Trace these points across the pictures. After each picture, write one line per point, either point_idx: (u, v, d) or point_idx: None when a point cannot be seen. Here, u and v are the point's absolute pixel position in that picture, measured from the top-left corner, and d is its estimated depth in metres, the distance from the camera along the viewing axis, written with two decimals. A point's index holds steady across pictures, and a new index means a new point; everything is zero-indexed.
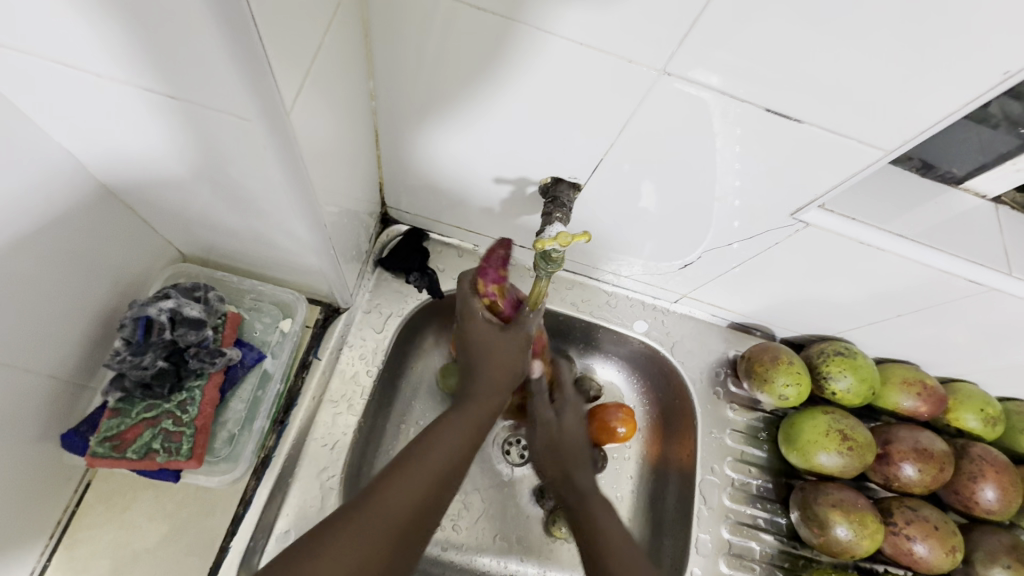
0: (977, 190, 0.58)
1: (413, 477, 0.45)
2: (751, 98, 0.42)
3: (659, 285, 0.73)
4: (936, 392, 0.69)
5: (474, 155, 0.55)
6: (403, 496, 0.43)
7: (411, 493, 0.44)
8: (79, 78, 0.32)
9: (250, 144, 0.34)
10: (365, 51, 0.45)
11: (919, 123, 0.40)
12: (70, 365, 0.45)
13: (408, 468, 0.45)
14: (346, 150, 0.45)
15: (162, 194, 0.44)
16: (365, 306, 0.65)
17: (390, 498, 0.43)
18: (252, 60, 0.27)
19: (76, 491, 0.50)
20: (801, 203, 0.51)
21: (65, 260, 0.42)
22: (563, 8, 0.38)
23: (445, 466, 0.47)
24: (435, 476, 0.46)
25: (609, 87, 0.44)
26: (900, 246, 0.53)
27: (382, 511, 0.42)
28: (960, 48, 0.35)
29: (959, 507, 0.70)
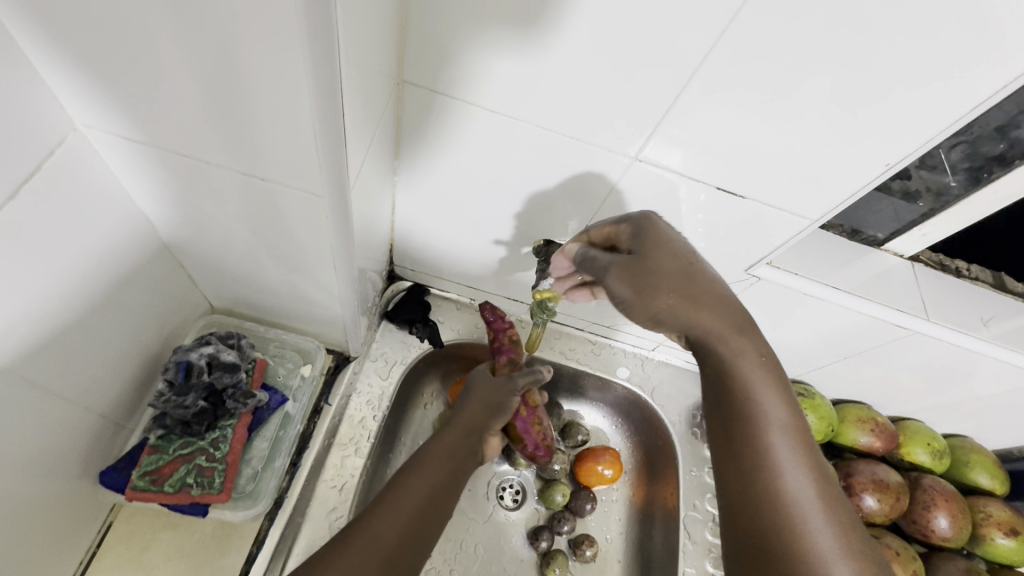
0: (896, 251, 0.69)
1: (395, 505, 0.48)
2: (705, 179, 0.53)
3: (638, 334, 0.81)
4: (886, 428, 0.78)
5: (477, 221, 0.64)
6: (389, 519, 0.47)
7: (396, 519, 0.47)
8: (182, 162, 0.40)
9: (309, 214, 0.42)
10: (396, 139, 0.55)
11: (835, 198, 0.51)
12: (114, 407, 0.50)
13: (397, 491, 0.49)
14: (376, 216, 0.53)
15: (215, 253, 0.51)
16: (373, 355, 0.70)
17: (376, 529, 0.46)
18: (334, 153, 0.36)
19: (98, 532, 0.52)
20: (752, 260, 0.61)
21: (125, 310, 0.48)
22: (555, 108, 0.49)
23: (427, 491, 0.51)
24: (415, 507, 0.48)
25: (592, 168, 0.54)
26: (838, 297, 0.63)
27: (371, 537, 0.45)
28: (857, 146, 0.47)
29: (919, 536, 0.76)
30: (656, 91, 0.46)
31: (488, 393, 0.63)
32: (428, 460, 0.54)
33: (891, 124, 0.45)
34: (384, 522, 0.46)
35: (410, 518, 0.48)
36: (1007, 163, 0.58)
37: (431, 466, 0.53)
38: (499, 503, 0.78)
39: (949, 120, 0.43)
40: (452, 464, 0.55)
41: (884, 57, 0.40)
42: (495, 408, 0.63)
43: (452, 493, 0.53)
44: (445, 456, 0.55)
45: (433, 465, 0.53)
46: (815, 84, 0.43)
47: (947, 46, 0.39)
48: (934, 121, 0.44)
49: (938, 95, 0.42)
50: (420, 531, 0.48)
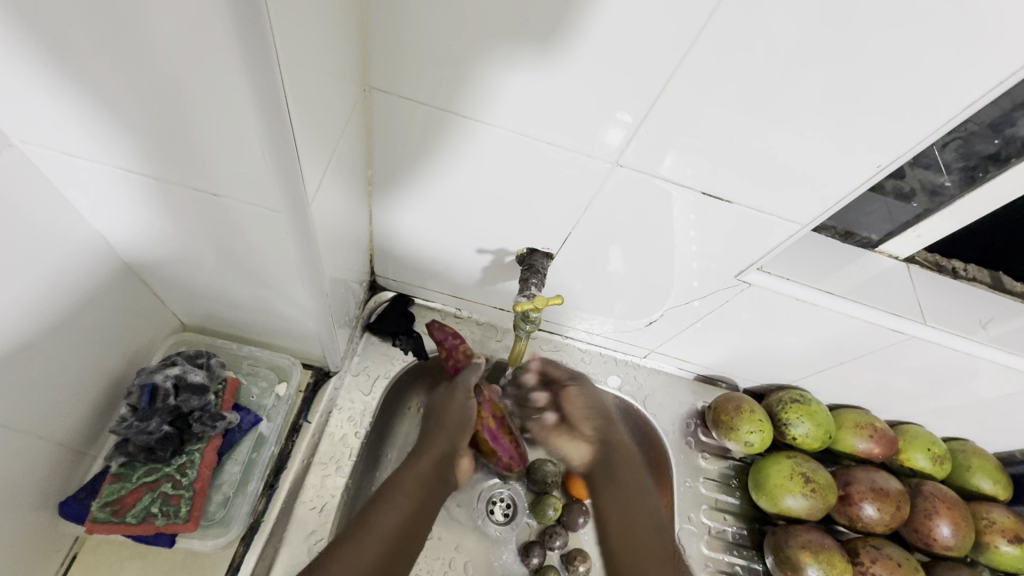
0: (891, 252, 0.67)
1: (362, 541, 0.56)
2: (691, 183, 0.51)
3: (629, 341, 0.79)
4: (886, 434, 0.76)
5: (457, 230, 0.62)
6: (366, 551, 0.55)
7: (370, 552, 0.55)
8: (133, 178, 0.38)
9: (270, 229, 0.40)
10: (367, 148, 0.53)
11: (825, 201, 0.49)
12: (74, 434, 0.48)
13: (364, 533, 0.57)
14: (347, 228, 0.51)
15: (178, 270, 0.49)
16: (354, 369, 0.68)
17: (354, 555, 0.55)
18: (289, 166, 0.34)
19: (63, 563, 0.50)
20: (742, 266, 0.59)
21: (83, 332, 0.46)
22: (530, 113, 0.47)
23: (394, 529, 0.58)
24: (385, 541, 0.57)
25: (572, 175, 0.52)
26: (831, 302, 0.61)
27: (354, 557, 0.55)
28: (843, 148, 0.45)
29: (921, 545, 0.74)
30: (633, 94, 0.44)
31: (452, 412, 0.67)
32: (398, 492, 0.61)
33: (878, 124, 0.43)
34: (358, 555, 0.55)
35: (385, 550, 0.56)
36: (1002, 162, 0.56)
37: (402, 500, 0.60)
38: (489, 518, 0.75)
39: (938, 119, 0.42)
40: (421, 492, 0.61)
41: (867, 54, 0.38)
42: (460, 424, 0.66)
43: (421, 522, 0.60)
44: (414, 487, 0.62)
45: (402, 499, 0.60)
46: (798, 84, 0.41)
47: (933, 43, 0.37)
48: (923, 120, 0.42)
49: (926, 93, 0.40)
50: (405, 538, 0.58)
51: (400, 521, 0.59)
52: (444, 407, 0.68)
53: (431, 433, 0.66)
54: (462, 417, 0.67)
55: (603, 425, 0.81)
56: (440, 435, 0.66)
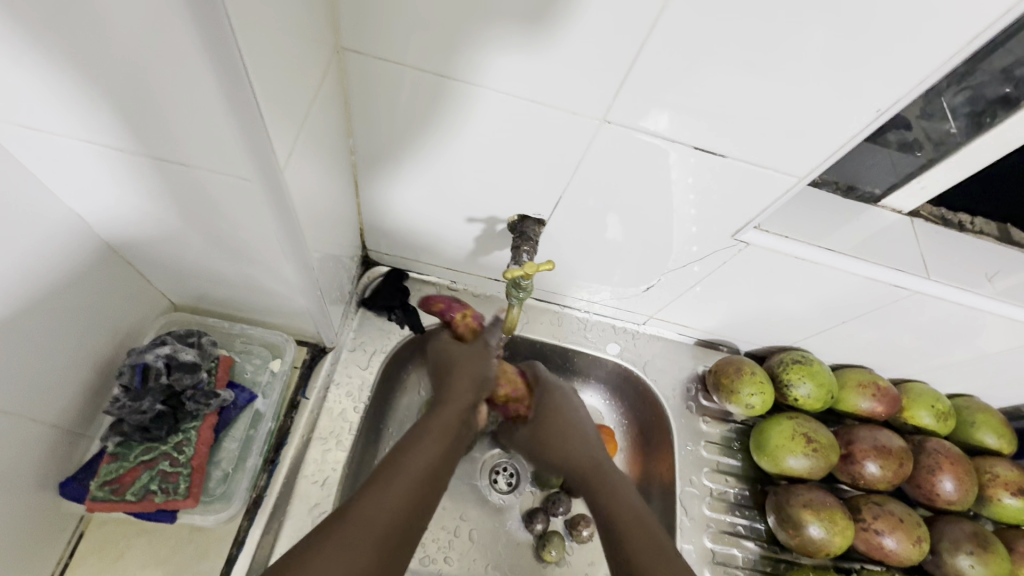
0: (894, 206, 0.65)
1: (393, 483, 0.49)
2: (684, 139, 0.48)
3: (627, 308, 0.78)
4: (889, 392, 0.75)
5: (445, 200, 0.60)
6: (394, 496, 0.48)
7: (399, 494, 0.48)
8: (96, 149, 0.37)
9: (244, 198, 0.39)
10: (347, 116, 0.51)
11: (823, 151, 0.47)
12: (70, 415, 0.48)
13: (393, 468, 0.50)
14: (330, 199, 0.50)
15: (161, 249, 0.48)
16: (351, 345, 0.68)
17: (374, 505, 0.46)
18: (253, 130, 0.32)
19: (70, 541, 0.51)
20: (739, 225, 0.58)
21: (69, 315, 0.45)
22: (504, 65, 0.44)
23: (429, 465, 0.52)
24: (417, 483, 0.50)
25: (560, 136, 0.50)
26: (833, 259, 0.59)
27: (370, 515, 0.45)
28: (845, 95, 0.43)
29: (923, 500, 0.74)
30: (618, 44, 0.41)
31: (474, 366, 0.65)
32: (425, 437, 0.55)
33: (878, 67, 0.40)
34: (388, 492, 0.48)
35: (415, 496, 0.49)
36: (1012, 104, 0.54)
37: (433, 437, 0.55)
38: (492, 486, 0.76)
39: (942, 59, 0.39)
40: (450, 437, 0.57)
41: None
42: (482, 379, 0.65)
43: (444, 472, 0.54)
44: (443, 432, 0.57)
45: (432, 441, 0.55)
46: (793, 29, 0.39)
47: None
48: (925, 59, 0.39)
49: (929, 31, 0.38)
50: (434, 484, 0.52)
51: (431, 463, 0.53)
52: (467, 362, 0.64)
53: (454, 384, 0.62)
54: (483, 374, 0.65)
55: (642, 404, 0.81)
56: (461, 387, 0.62)
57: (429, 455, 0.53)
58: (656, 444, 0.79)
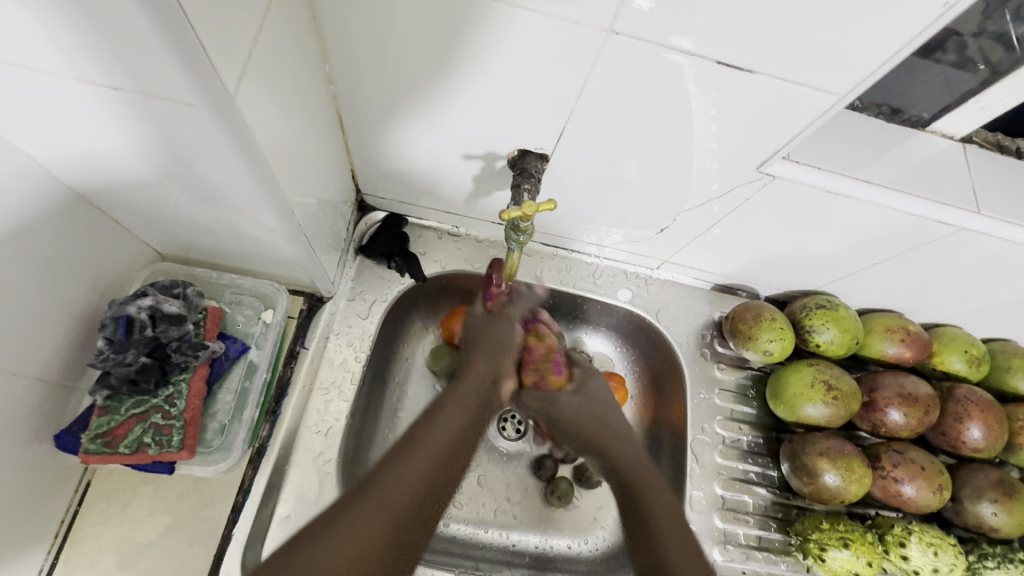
0: (944, 132, 0.58)
1: (414, 459, 0.47)
2: (703, 52, 0.42)
3: (640, 252, 0.74)
4: (920, 337, 0.70)
5: (438, 134, 0.55)
6: (409, 481, 0.46)
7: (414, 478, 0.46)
8: (24, 78, 0.32)
9: (201, 131, 0.34)
10: (318, 36, 0.45)
11: (868, 63, 0.40)
12: (56, 368, 0.47)
13: (415, 453, 0.48)
14: (305, 134, 0.45)
15: (133, 196, 0.45)
16: (349, 294, 0.65)
17: (394, 484, 0.45)
18: (185, 44, 0.28)
19: (77, 491, 0.51)
20: (766, 155, 0.51)
21: (39, 266, 0.43)
22: None
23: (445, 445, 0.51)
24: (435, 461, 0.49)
25: (561, 55, 0.44)
26: (869, 193, 0.53)
27: (386, 496, 0.44)
28: None
29: (947, 448, 0.71)
30: None
31: (491, 337, 0.61)
32: (443, 411, 0.54)
33: None
34: (407, 470, 0.46)
35: (425, 478, 0.48)
36: None
37: (453, 418, 0.53)
38: (501, 434, 0.75)
39: None
40: (466, 422, 0.55)
41: None
42: (499, 350, 0.60)
43: (454, 449, 0.53)
44: (461, 407, 0.55)
45: (451, 414, 0.54)
46: None
47: None
48: None
49: None
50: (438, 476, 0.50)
51: (449, 438, 0.52)
52: (487, 337, 0.61)
53: (475, 359, 0.59)
54: (502, 342, 0.61)
55: (659, 357, 0.78)
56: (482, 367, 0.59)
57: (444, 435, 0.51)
58: (670, 396, 0.77)
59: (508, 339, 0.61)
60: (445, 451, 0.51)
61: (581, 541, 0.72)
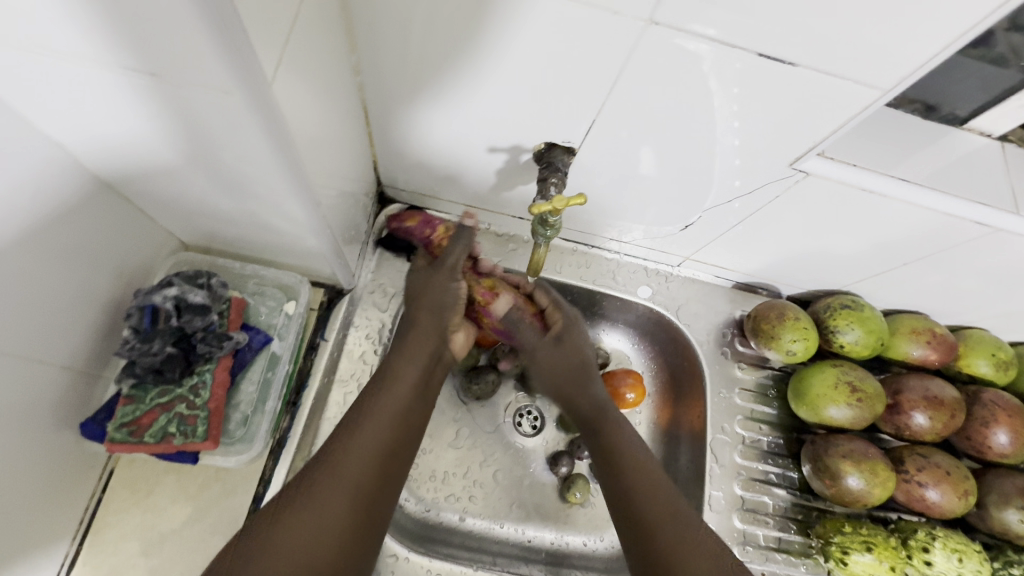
0: (981, 130, 0.57)
1: (363, 431, 0.46)
2: (743, 44, 0.41)
3: (661, 249, 0.73)
4: (946, 339, 0.69)
5: (463, 126, 0.54)
6: (359, 454, 0.45)
7: (367, 450, 0.45)
8: (59, 63, 0.32)
9: (233, 119, 0.34)
10: (347, 25, 0.45)
11: (915, 57, 0.39)
12: (81, 356, 0.47)
13: (364, 421, 0.47)
14: (332, 125, 0.45)
15: (161, 185, 0.45)
16: (369, 286, 0.65)
17: (343, 460, 0.44)
18: (226, 31, 0.27)
19: (101, 478, 0.52)
20: (800, 151, 0.50)
21: (66, 254, 0.43)
22: None
23: (401, 409, 0.49)
24: (389, 428, 0.47)
25: (594, 45, 0.43)
26: (904, 191, 0.52)
27: (335, 472, 0.43)
28: None
29: (972, 453, 0.70)
30: None
31: (437, 294, 0.55)
32: (394, 381, 0.50)
33: None
34: (356, 444, 0.45)
35: (382, 447, 0.46)
36: None
37: (398, 381, 0.50)
38: (516, 429, 0.75)
39: None
40: (419, 381, 0.52)
41: None
42: (447, 306, 0.55)
43: (421, 410, 0.51)
44: (411, 366, 0.52)
45: (397, 386, 0.50)
46: None
47: None
48: None
49: None
50: (403, 442, 0.48)
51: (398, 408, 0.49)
52: (427, 290, 0.56)
53: (416, 316, 0.55)
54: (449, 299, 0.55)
55: (678, 354, 0.77)
56: (427, 322, 0.55)
57: (397, 399, 0.49)
58: (688, 393, 0.76)
59: (454, 294, 0.56)
60: (406, 412, 0.49)
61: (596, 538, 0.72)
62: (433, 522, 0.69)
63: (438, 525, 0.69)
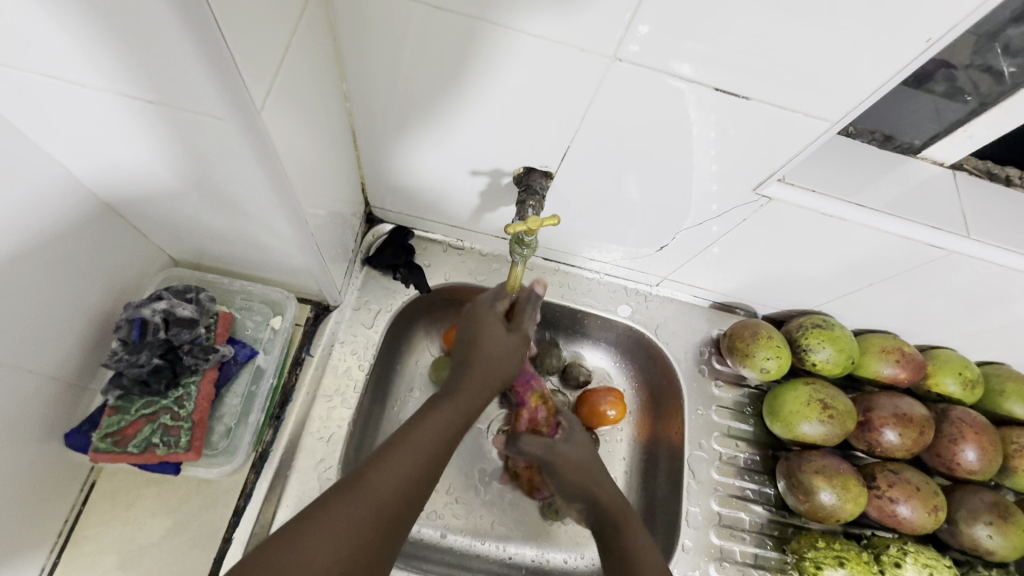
0: (935, 159, 0.60)
1: (405, 454, 0.43)
2: (702, 78, 0.44)
3: (641, 269, 0.76)
4: (914, 358, 0.71)
5: (447, 151, 0.57)
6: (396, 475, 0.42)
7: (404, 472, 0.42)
8: (61, 88, 0.34)
9: (225, 143, 0.36)
10: (336, 55, 0.48)
11: (859, 92, 0.42)
12: (71, 368, 0.48)
13: (403, 445, 0.44)
14: (321, 148, 0.47)
15: (153, 204, 0.47)
16: (355, 303, 0.67)
17: (377, 481, 0.41)
18: (217, 62, 0.30)
19: (82, 490, 0.52)
20: (762, 177, 0.53)
21: (60, 269, 0.45)
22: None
23: (438, 441, 0.46)
24: (428, 451, 0.45)
25: (567, 77, 0.46)
26: (861, 215, 0.55)
27: (371, 493, 0.40)
28: (873, 31, 0.38)
29: (943, 470, 0.71)
30: None
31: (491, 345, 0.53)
32: (435, 412, 0.48)
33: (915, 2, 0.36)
34: (394, 465, 0.42)
35: (417, 472, 0.43)
36: None
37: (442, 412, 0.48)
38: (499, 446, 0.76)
39: None
40: (460, 417, 0.49)
41: None
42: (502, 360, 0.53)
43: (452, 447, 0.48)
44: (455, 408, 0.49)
45: (440, 416, 0.48)
46: None
47: None
48: None
49: None
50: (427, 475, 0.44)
51: (441, 437, 0.46)
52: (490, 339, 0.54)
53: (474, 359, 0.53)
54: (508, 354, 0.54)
55: (659, 374, 0.79)
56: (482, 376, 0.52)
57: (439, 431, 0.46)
58: (667, 412, 0.77)
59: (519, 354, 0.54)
60: (442, 445, 0.46)
61: (577, 556, 0.72)
62: (415, 538, 0.69)
63: (420, 542, 0.69)
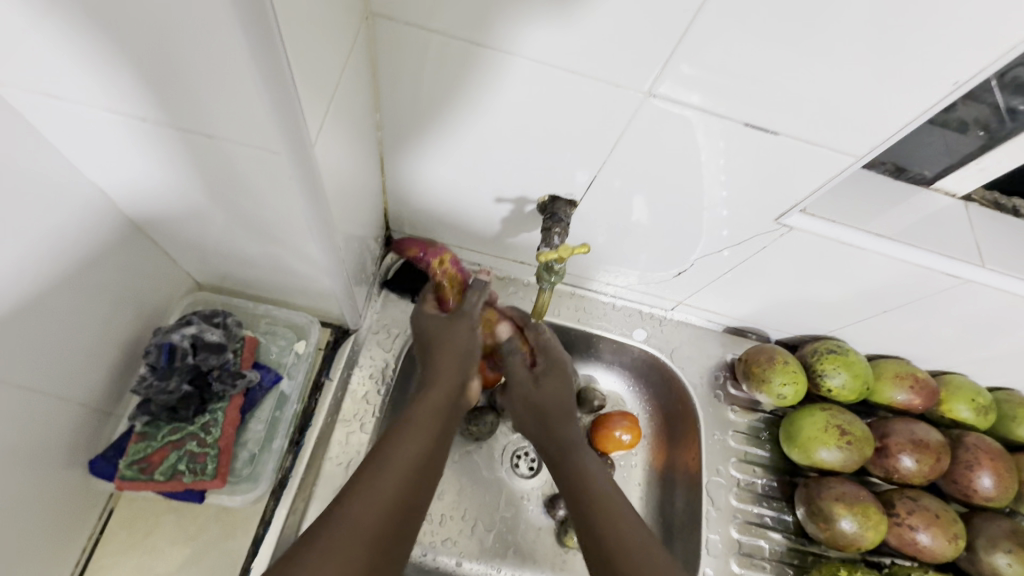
0: (947, 190, 0.62)
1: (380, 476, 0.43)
2: (731, 114, 0.45)
3: (656, 293, 0.76)
4: (928, 384, 0.72)
5: (472, 179, 0.58)
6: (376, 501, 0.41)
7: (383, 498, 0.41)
8: (115, 118, 0.35)
9: (270, 173, 0.37)
10: (372, 86, 0.49)
11: (884, 128, 0.44)
12: (98, 394, 0.48)
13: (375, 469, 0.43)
14: (355, 175, 0.48)
15: (188, 229, 0.47)
16: (374, 326, 0.66)
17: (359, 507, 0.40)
18: (281, 99, 0.31)
19: (101, 518, 0.51)
20: (784, 208, 0.55)
21: (93, 295, 0.45)
22: (546, 35, 0.42)
23: (418, 459, 0.45)
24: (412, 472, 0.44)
25: (596, 109, 0.47)
26: (878, 244, 0.56)
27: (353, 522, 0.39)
28: (896, 74, 0.40)
29: (959, 496, 0.72)
30: (660, 17, 0.39)
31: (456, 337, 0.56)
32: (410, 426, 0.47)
33: (939, 48, 0.38)
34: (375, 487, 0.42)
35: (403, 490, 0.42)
36: None
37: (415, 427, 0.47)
38: (514, 471, 0.75)
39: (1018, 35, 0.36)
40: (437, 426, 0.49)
41: None
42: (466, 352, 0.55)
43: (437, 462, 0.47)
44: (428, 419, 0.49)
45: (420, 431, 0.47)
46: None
47: None
48: (996, 34, 0.36)
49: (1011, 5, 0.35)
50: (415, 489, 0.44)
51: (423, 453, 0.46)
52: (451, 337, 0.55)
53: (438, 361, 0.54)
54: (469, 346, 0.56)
55: (674, 399, 0.79)
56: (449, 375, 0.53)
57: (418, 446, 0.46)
58: (682, 437, 0.77)
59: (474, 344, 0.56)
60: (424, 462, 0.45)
61: None
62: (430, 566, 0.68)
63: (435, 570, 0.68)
